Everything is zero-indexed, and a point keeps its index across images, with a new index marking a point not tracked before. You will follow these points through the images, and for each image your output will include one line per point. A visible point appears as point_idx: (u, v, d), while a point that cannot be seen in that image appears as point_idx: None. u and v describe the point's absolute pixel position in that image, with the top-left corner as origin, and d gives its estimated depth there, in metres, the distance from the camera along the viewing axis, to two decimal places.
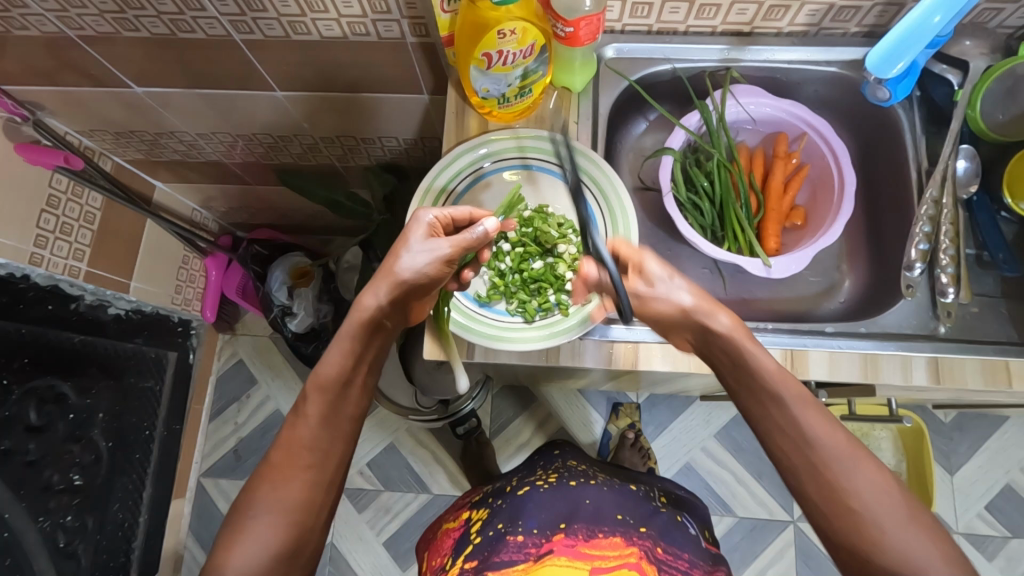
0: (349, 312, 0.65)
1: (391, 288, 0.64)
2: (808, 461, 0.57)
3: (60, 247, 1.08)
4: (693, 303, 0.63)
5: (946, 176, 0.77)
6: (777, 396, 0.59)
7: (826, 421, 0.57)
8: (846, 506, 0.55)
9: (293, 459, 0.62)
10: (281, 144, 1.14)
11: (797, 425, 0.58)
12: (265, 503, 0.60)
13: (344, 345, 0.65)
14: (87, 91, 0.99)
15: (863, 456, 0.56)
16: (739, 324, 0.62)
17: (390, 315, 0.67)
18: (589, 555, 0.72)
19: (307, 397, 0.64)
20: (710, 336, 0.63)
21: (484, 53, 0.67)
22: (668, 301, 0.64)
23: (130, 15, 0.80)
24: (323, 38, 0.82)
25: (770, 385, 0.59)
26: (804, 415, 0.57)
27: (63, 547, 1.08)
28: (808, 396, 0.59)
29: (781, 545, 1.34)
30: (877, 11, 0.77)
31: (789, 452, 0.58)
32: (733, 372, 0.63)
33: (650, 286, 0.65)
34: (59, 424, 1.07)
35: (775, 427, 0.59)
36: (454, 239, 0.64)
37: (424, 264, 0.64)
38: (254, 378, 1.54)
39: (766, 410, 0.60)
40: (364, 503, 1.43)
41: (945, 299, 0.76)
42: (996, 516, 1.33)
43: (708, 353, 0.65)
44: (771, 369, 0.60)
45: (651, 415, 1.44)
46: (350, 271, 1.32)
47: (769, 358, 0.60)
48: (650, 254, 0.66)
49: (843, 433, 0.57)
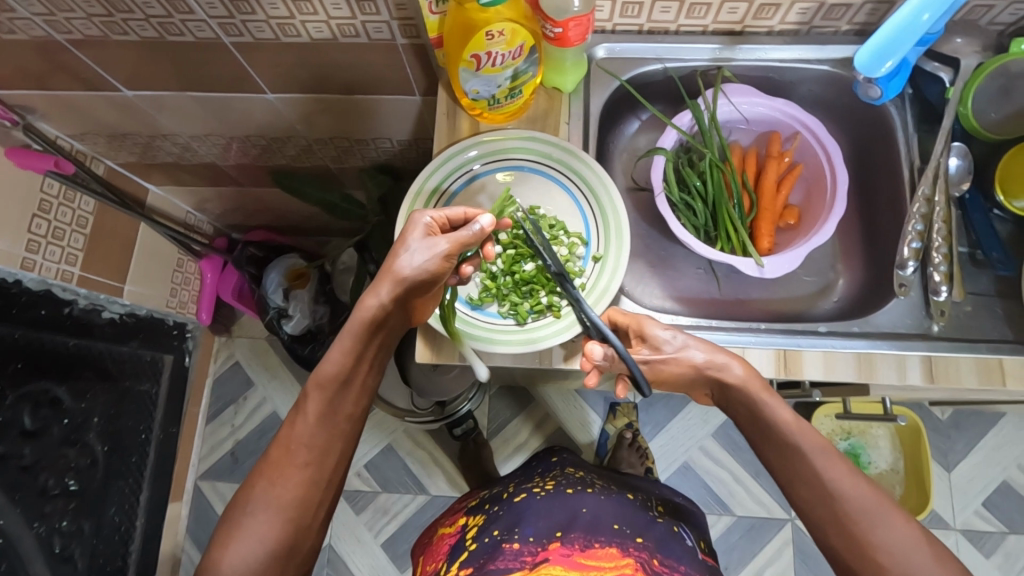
0: (351, 313, 0.63)
1: (394, 286, 0.62)
2: (833, 512, 0.59)
3: (51, 252, 1.09)
4: (704, 360, 0.65)
5: (938, 174, 0.77)
6: (798, 450, 0.61)
7: (847, 470, 0.60)
8: (872, 557, 0.57)
9: (290, 456, 0.62)
10: (275, 146, 1.14)
11: (820, 476, 0.60)
12: (261, 501, 0.61)
13: (345, 345, 0.64)
14: (78, 95, 0.99)
15: (886, 506, 0.58)
16: (753, 374, 0.64)
17: (392, 315, 0.65)
18: (585, 565, 0.72)
19: (307, 395, 0.64)
20: (727, 388, 0.65)
21: (472, 54, 0.67)
22: (680, 362, 0.66)
23: (118, 18, 0.80)
24: (313, 40, 0.82)
25: (791, 437, 0.62)
26: (827, 465, 0.60)
27: (60, 551, 1.08)
28: (828, 445, 0.61)
29: (778, 543, 1.34)
30: (868, 9, 0.77)
31: (813, 502, 0.60)
32: (752, 423, 0.65)
33: (657, 351, 0.67)
34: (54, 428, 1.06)
35: (800, 479, 0.61)
36: (453, 235, 0.62)
37: (425, 261, 0.62)
38: (251, 381, 1.54)
39: (788, 462, 0.62)
40: (362, 504, 1.42)
41: (938, 299, 0.76)
42: (994, 513, 1.33)
43: (726, 403, 0.68)
44: (789, 421, 0.62)
45: (649, 414, 1.44)
46: (347, 273, 1.33)
47: (786, 410, 0.63)
48: (649, 318, 0.68)
49: (865, 481, 0.59)
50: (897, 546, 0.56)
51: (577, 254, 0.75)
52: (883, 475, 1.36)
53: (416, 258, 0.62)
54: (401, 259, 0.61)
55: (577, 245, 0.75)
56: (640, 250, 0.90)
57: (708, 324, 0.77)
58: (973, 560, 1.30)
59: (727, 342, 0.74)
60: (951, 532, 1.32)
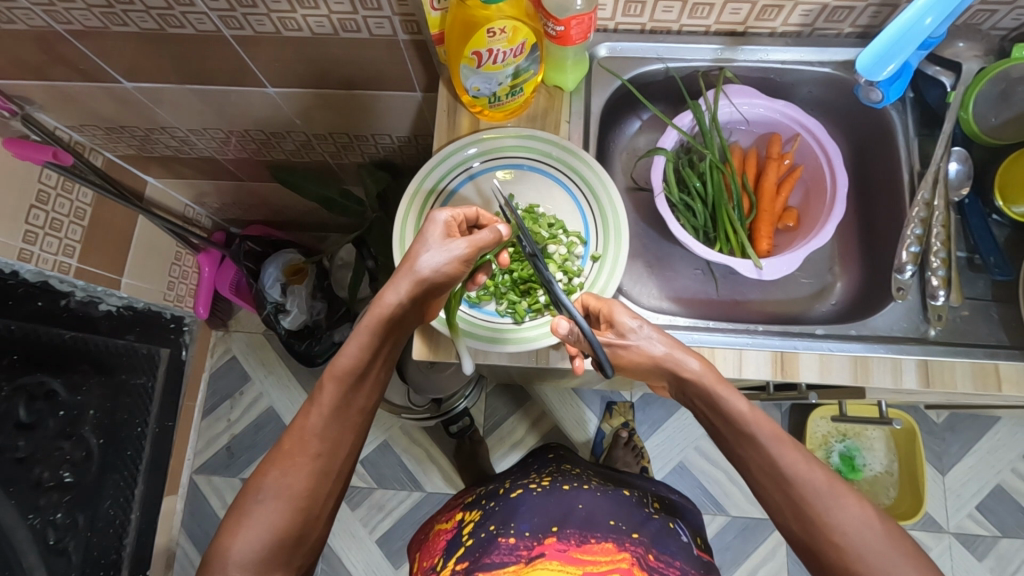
0: (370, 308, 0.63)
1: (413, 285, 0.62)
2: (788, 497, 0.59)
3: (49, 243, 1.07)
4: (663, 352, 0.65)
5: (938, 179, 0.78)
6: (753, 438, 0.61)
7: (804, 458, 0.59)
8: (829, 539, 0.56)
9: (304, 446, 0.62)
10: (274, 140, 1.14)
11: (775, 465, 0.59)
12: (273, 488, 0.60)
13: (363, 338, 0.64)
14: (77, 86, 0.98)
15: (844, 493, 0.57)
16: (710, 368, 0.65)
17: (411, 312, 0.65)
18: (581, 560, 0.72)
19: (321, 386, 0.63)
20: (684, 380, 0.65)
21: (474, 51, 0.66)
22: (640, 351, 0.66)
23: (118, 10, 0.79)
24: (314, 34, 0.82)
25: (745, 428, 0.61)
26: (782, 453, 0.59)
27: (53, 544, 1.08)
28: (784, 435, 0.61)
29: (771, 545, 1.34)
30: (871, 12, 0.77)
31: (772, 491, 0.60)
32: (710, 415, 0.65)
33: (622, 338, 0.67)
34: (49, 421, 1.06)
35: (757, 468, 0.61)
36: (471, 239, 0.62)
37: (443, 263, 0.62)
38: (248, 375, 1.54)
39: (746, 453, 0.62)
40: (358, 501, 1.42)
41: (935, 303, 0.76)
42: (987, 517, 1.33)
43: (685, 397, 0.68)
44: (743, 411, 0.62)
45: (645, 413, 1.44)
46: (344, 268, 1.32)
47: (741, 401, 0.62)
48: (620, 304, 0.68)
49: (820, 466, 0.59)
50: (883, 529, 0.56)
51: (575, 253, 0.76)
52: (878, 478, 1.37)
53: (436, 259, 0.62)
54: (421, 260, 0.62)
55: (576, 244, 0.75)
56: (638, 249, 0.90)
57: (705, 325, 0.77)
58: (963, 562, 1.31)
59: (723, 343, 0.73)
60: (943, 535, 1.32)
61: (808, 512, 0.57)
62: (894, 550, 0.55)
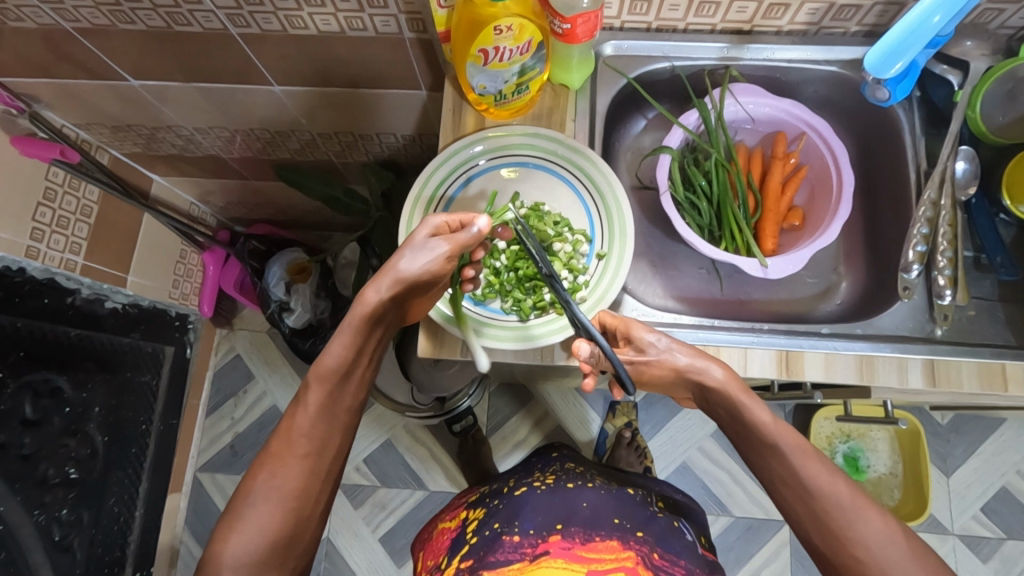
0: (351, 306, 0.63)
1: (393, 284, 0.63)
2: (809, 507, 0.58)
3: (56, 241, 1.09)
4: (686, 362, 0.64)
5: (945, 178, 0.77)
6: (777, 449, 0.61)
7: (827, 470, 0.59)
8: (850, 551, 0.56)
9: (291, 446, 0.62)
10: (279, 139, 1.14)
11: (799, 477, 0.59)
12: (263, 491, 0.60)
13: (346, 337, 0.64)
14: (84, 84, 0.99)
15: (866, 505, 0.57)
16: (734, 377, 0.64)
17: (391, 310, 0.66)
18: (586, 558, 0.72)
19: (306, 387, 0.64)
20: (708, 390, 0.65)
21: (480, 49, 0.67)
22: (662, 364, 0.66)
23: (126, 8, 0.80)
24: (320, 32, 0.82)
25: (769, 438, 0.61)
26: (804, 464, 0.59)
27: (58, 541, 1.06)
28: (807, 446, 0.61)
29: (775, 545, 1.34)
30: (877, 11, 0.77)
31: (794, 501, 0.60)
32: (732, 425, 0.65)
33: (642, 353, 0.67)
34: (54, 418, 1.04)
35: (779, 479, 0.61)
36: (453, 238, 0.62)
37: (426, 263, 0.62)
38: (251, 373, 1.54)
39: (767, 462, 0.62)
40: (361, 499, 1.43)
41: (941, 302, 0.76)
42: (993, 519, 1.33)
43: (708, 407, 0.67)
44: (767, 422, 0.62)
45: (648, 413, 1.44)
46: (348, 267, 1.36)
47: (764, 411, 0.62)
48: (638, 322, 0.68)
49: (844, 480, 0.59)
50: (906, 545, 0.56)
51: (581, 251, 0.75)
52: (882, 479, 1.36)
53: (417, 260, 0.62)
54: (403, 260, 0.62)
55: (582, 242, 0.75)
56: (643, 248, 0.90)
57: (710, 325, 0.77)
58: (969, 564, 1.31)
59: (728, 342, 0.73)
60: (948, 537, 1.32)
61: (830, 523, 0.57)
62: (904, 554, 0.55)
